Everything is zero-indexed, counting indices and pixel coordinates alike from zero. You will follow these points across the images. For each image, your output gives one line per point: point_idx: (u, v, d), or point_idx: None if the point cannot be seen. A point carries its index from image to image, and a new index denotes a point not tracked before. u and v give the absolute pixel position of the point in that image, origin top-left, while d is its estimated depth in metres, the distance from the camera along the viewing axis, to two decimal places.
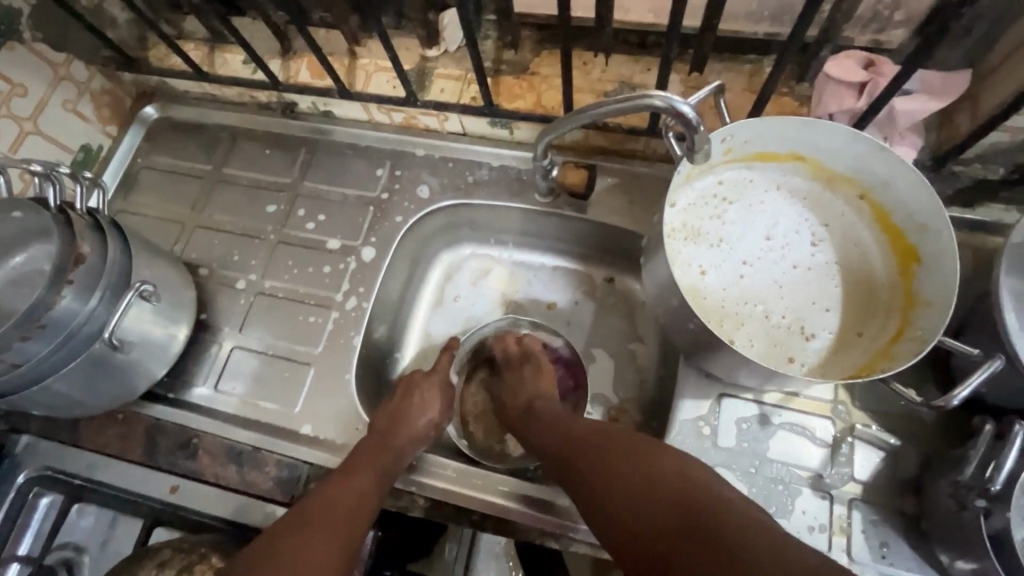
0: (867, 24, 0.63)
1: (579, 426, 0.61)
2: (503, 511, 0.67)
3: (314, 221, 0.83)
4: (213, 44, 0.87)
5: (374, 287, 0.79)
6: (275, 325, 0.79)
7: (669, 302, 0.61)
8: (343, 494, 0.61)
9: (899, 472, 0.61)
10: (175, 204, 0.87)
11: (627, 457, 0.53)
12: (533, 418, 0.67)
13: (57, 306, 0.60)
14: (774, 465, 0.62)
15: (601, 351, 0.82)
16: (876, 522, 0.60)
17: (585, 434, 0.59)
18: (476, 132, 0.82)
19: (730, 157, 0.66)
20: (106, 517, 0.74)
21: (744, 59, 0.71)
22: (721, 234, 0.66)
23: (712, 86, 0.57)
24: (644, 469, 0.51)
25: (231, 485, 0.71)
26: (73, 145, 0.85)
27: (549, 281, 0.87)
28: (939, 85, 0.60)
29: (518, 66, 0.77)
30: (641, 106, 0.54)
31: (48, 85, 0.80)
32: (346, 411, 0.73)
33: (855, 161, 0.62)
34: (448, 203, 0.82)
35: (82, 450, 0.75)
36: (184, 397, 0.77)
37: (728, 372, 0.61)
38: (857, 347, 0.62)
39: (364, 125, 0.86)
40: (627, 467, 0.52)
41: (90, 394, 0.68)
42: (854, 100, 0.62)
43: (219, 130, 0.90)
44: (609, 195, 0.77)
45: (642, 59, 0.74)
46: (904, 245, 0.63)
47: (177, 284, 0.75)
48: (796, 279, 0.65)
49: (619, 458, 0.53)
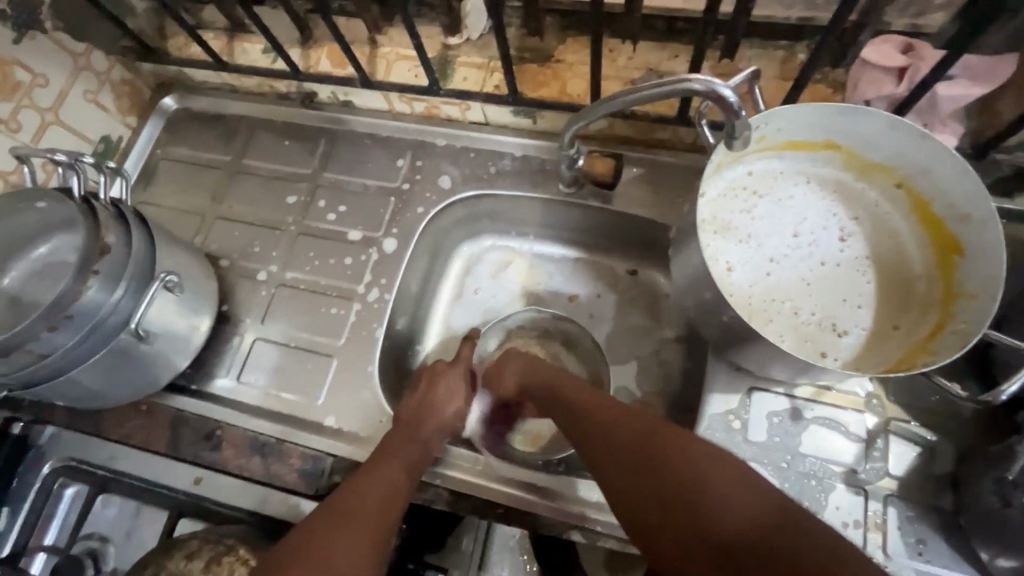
0: (907, 8, 0.61)
1: (604, 406, 0.58)
2: (530, 504, 0.66)
3: (334, 212, 0.82)
4: (233, 33, 0.86)
5: (396, 279, 0.78)
6: (297, 317, 0.79)
7: (701, 294, 0.59)
8: (371, 489, 0.60)
9: (937, 469, 0.59)
10: (195, 196, 0.87)
11: (684, 454, 0.50)
12: (553, 391, 0.64)
13: (83, 296, 0.60)
14: (806, 460, 0.61)
15: (624, 343, 0.81)
16: (912, 518, 0.58)
17: (617, 423, 0.55)
18: (499, 122, 0.81)
19: (762, 148, 0.64)
20: (130, 507, 0.74)
21: (775, 45, 0.69)
22: (752, 225, 0.65)
23: (749, 71, 0.55)
24: (710, 472, 0.48)
25: (255, 477, 0.70)
26: (94, 136, 0.85)
27: (572, 273, 0.85)
28: (983, 70, 0.58)
29: (543, 54, 0.76)
30: (677, 91, 0.53)
31: (70, 75, 0.80)
32: (369, 403, 0.73)
33: (893, 150, 0.60)
34: (470, 194, 0.81)
35: (105, 441, 0.75)
36: (207, 388, 0.77)
37: (760, 365, 0.59)
38: (893, 341, 0.61)
39: (384, 114, 0.85)
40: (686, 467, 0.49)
41: (114, 385, 0.68)
42: (893, 87, 0.61)
43: (239, 121, 0.90)
44: (635, 186, 0.76)
45: (670, 46, 0.72)
46: (943, 236, 0.61)
47: (199, 275, 0.74)
48: (827, 274, 0.63)
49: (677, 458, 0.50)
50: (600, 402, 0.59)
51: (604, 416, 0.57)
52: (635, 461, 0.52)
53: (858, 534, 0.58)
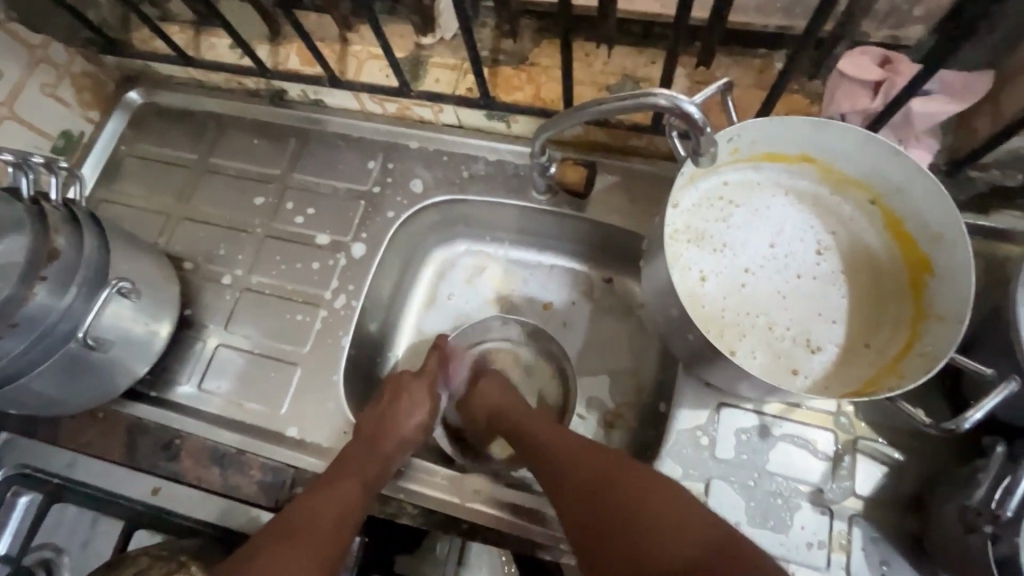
0: (885, 19, 0.59)
1: (567, 439, 0.60)
2: (497, 523, 0.65)
3: (303, 215, 0.80)
4: (199, 27, 0.83)
5: (364, 285, 0.76)
6: (262, 322, 0.76)
7: (668, 310, 0.58)
8: (324, 506, 0.59)
9: (904, 489, 0.59)
10: (160, 194, 0.84)
11: (631, 492, 0.53)
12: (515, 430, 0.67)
13: (30, 301, 0.57)
14: (773, 479, 0.60)
15: (598, 354, 0.80)
16: (876, 539, 0.58)
17: (574, 458, 0.58)
18: (473, 125, 0.79)
19: (737, 158, 0.63)
20: (87, 516, 0.71)
21: (753, 54, 0.67)
22: (729, 235, 0.64)
23: (721, 83, 0.54)
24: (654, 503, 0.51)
25: (214, 488, 0.69)
26: (53, 131, 0.82)
27: (547, 280, 0.84)
28: (959, 87, 0.57)
29: (517, 56, 0.74)
30: (642, 106, 0.51)
31: (25, 68, 0.77)
32: (333, 413, 0.71)
33: (868, 165, 0.59)
34: (442, 199, 0.79)
35: (61, 448, 0.73)
36: (168, 395, 0.75)
37: (728, 383, 0.58)
38: (864, 359, 0.60)
39: (357, 115, 0.83)
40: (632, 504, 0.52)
41: (66, 393, 0.66)
42: (869, 100, 0.59)
43: (206, 118, 0.87)
44: (609, 194, 0.74)
45: (646, 52, 0.70)
46: (916, 254, 0.60)
47: (158, 279, 0.72)
48: (800, 290, 0.62)
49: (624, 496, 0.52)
50: (557, 438, 0.61)
51: (566, 450, 0.59)
52: (586, 497, 0.54)
53: (822, 555, 0.58)
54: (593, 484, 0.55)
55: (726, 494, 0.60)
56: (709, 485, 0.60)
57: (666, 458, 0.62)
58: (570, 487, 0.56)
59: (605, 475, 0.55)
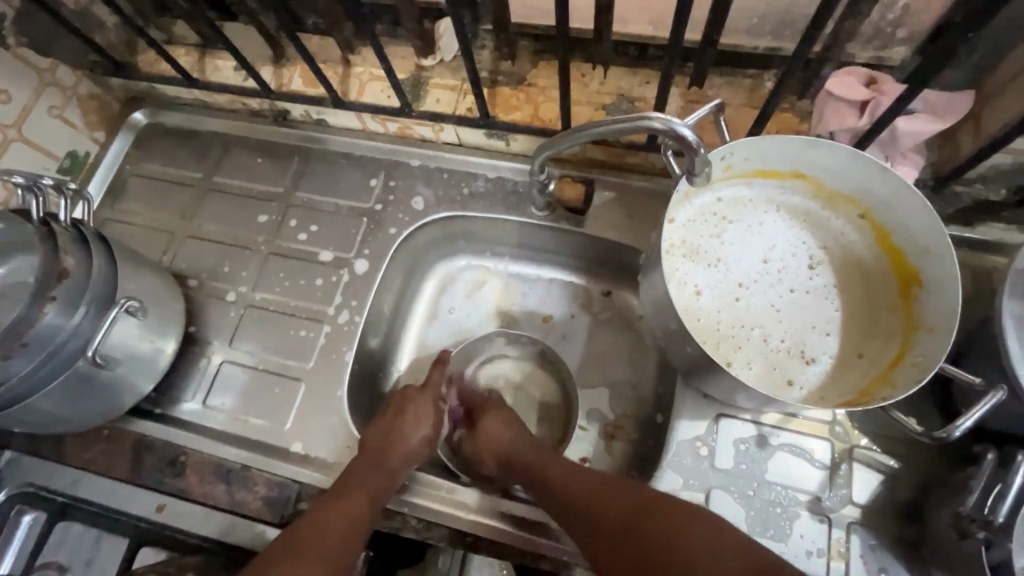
0: (869, 41, 0.62)
1: (578, 475, 0.61)
2: (504, 535, 0.65)
3: (306, 232, 0.82)
4: (204, 50, 0.85)
5: (366, 301, 0.77)
6: (267, 339, 0.77)
7: (667, 323, 0.60)
8: (333, 521, 0.60)
9: (899, 497, 0.60)
10: (164, 213, 0.86)
11: (670, 526, 0.53)
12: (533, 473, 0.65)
13: (40, 321, 0.58)
14: (772, 488, 0.61)
15: (597, 367, 0.81)
16: (874, 546, 0.59)
17: (604, 494, 0.58)
18: (473, 144, 0.81)
19: (729, 175, 0.65)
20: (91, 534, 0.71)
21: (743, 74, 0.70)
22: (723, 249, 0.66)
23: (712, 104, 0.56)
24: (693, 536, 0.51)
25: (219, 504, 0.69)
26: (60, 152, 0.83)
27: (547, 294, 0.85)
28: (941, 106, 0.59)
29: (515, 77, 0.76)
30: (639, 128, 0.53)
31: (34, 91, 0.78)
32: (338, 428, 0.72)
33: (856, 182, 0.61)
34: (443, 215, 0.81)
35: (66, 466, 0.73)
36: (172, 412, 0.76)
37: (726, 395, 0.59)
38: (857, 370, 0.61)
39: (359, 134, 0.85)
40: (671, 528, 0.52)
41: (73, 412, 0.67)
42: (856, 119, 0.61)
43: (210, 138, 0.89)
44: (606, 209, 0.76)
45: (641, 72, 0.73)
46: (906, 267, 0.62)
47: (164, 297, 0.73)
48: (794, 303, 0.64)
49: (667, 536, 0.52)
50: (571, 474, 0.62)
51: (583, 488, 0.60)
52: (616, 534, 0.55)
53: (821, 563, 0.59)
54: (632, 525, 0.54)
55: (725, 503, 0.61)
56: (709, 496, 0.61)
57: (667, 469, 0.63)
58: (600, 524, 0.56)
59: (643, 511, 0.55)
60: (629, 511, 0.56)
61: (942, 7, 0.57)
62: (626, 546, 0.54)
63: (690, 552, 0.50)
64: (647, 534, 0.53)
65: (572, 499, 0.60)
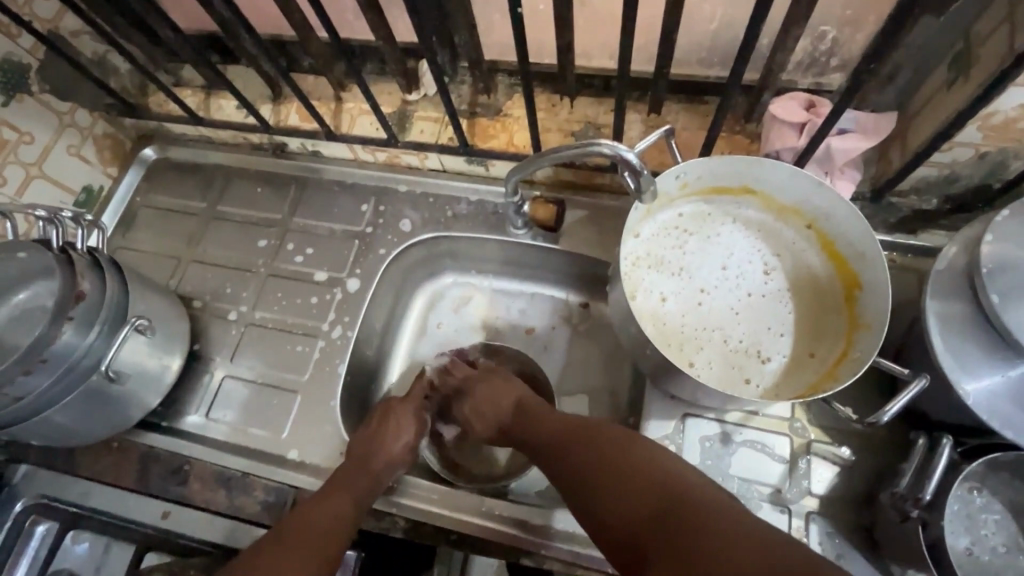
0: (806, 69, 0.69)
1: (560, 420, 0.65)
2: (486, 532, 0.69)
3: (302, 254, 0.88)
4: (209, 91, 0.94)
5: (358, 316, 0.83)
6: (266, 354, 0.83)
7: (630, 327, 0.65)
8: (322, 512, 0.64)
9: (853, 485, 0.64)
10: (172, 240, 0.92)
11: (615, 459, 0.56)
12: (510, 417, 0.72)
13: (58, 340, 0.64)
14: (735, 482, 0.65)
15: (576, 375, 0.86)
16: (832, 534, 0.63)
17: (581, 432, 0.61)
18: (455, 169, 0.87)
19: (686, 192, 0.71)
20: (101, 543, 0.77)
21: (698, 101, 0.77)
22: (685, 259, 0.71)
23: (662, 130, 0.63)
24: (625, 461, 0.55)
25: (220, 509, 0.74)
26: (76, 187, 0.91)
27: (528, 307, 0.91)
28: (871, 125, 0.65)
29: (492, 108, 0.83)
30: (591, 152, 0.60)
31: (55, 132, 0.86)
32: (331, 435, 0.77)
33: (800, 195, 0.67)
34: (430, 236, 0.87)
35: (77, 478, 0.78)
36: (177, 424, 0.81)
37: (688, 394, 0.64)
38: (810, 367, 0.66)
39: (351, 162, 0.91)
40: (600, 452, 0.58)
41: (86, 425, 0.72)
42: (796, 139, 0.67)
43: (214, 170, 0.96)
44: (579, 227, 0.82)
45: (606, 101, 0.80)
46: (849, 271, 0.67)
47: (170, 317, 0.79)
48: (751, 306, 0.69)
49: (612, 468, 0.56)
50: (546, 416, 0.67)
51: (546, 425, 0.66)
52: (566, 457, 0.60)
53: None
54: (586, 454, 0.59)
55: None
56: None
57: None
58: (555, 455, 0.62)
59: (603, 446, 0.58)
60: (582, 443, 0.60)
61: (865, 39, 0.64)
62: (572, 474, 0.58)
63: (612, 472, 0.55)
64: (593, 459, 0.58)
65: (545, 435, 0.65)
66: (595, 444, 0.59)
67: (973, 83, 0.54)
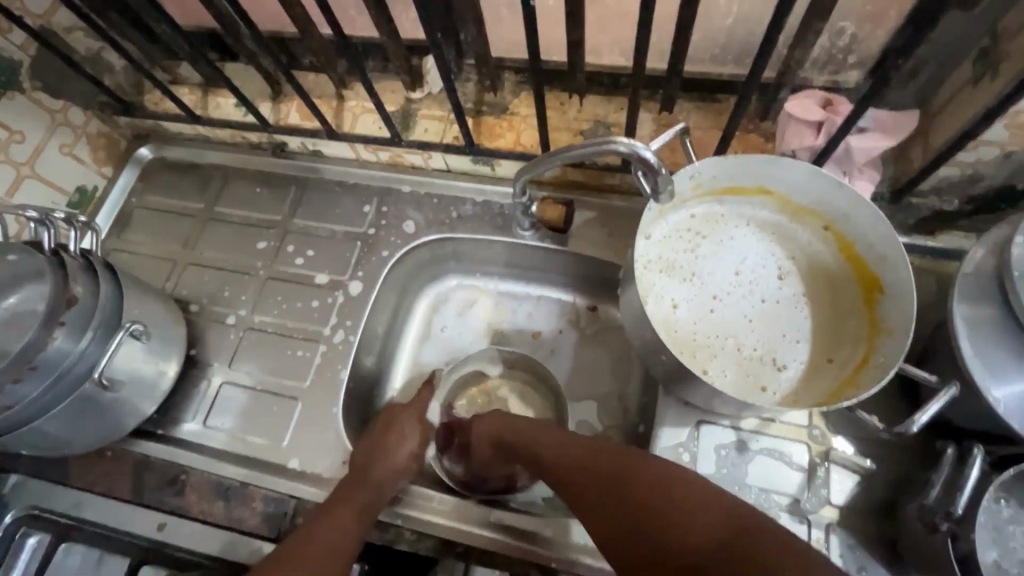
0: (823, 67, 0.67)
1: (570, 444, 0.62)
2: (494, 544, 0.67)
3: (302, 256, 0.85)
4: (207, 89, 0.91)
5: (360, 320, 0.81)
6: (265, 359, 0.81)
7: (644, 333, 0.63)
8: (326, 530, 0.63)
9: (875, 495, 0.62)
10: (168, 242, 0.90)
11: (682, 501, 0.52)
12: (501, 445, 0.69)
13: (49, 346, 0.62)
14: (752, 491, 0.63)
15: (584, 380, 0.84)
16: (853, 546, 0.61)
17: (624, 468, 0.56)
18: (460, 169, 0.85)
19: (699, 193, 0.69)
20: (93, 556, 0.72)
21: (711, 99, 0.75)
22: (697, 263, 0.69)
23: (676, 128, 0.61)
24: (672, 497, 0.52)
25: (218, 521, 0.71)
26: (69, 187, 0.88)
27: (534, 310, 0.88)
28: (891, 124, 0.63)
29: (498, 107, 0.81)
30: (605, 151, 0.58)
31: (47, 130, 0.83)
32: (333, 444, 0.74)
33: (818, 197, 0.65)
34: (434, 238, 0.84)
35: (69, 489, 0.75)
36: (173, 432, 0.78)
37: (704, 401, 0.62)
38: (828, 374, 0.64)
39: (353, 162, 0.89)
40: (644, 483, 0.54)
41: (78, 434, 0.69)
42: (813, 138, 0.65)
43: (211, 169, 0.93)
44: (588, 228, 0.80)
45: (616, 100, 0.78)
46: (868, 275, 0.66)
47: (167, 321, 0.76)
48: (767, 312, 0.67)
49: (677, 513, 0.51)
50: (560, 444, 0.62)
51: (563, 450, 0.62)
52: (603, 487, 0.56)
53: None
54: (633, 489, 0.54)
55: None
56: None
57: None
58: (581, 485, 0.58)
59: (651, 482, 0.54)
60: (618, 475, 0.56)
61: (885, 35, 0.62)
62: (629, 519, 0.53)
63: (659, 503, 0.52)
64: (636, 489, 0.54)
65: (569, 470, 0.60)
66: (627, 474, 0.55)
67: (1000, 79, 0.53)
